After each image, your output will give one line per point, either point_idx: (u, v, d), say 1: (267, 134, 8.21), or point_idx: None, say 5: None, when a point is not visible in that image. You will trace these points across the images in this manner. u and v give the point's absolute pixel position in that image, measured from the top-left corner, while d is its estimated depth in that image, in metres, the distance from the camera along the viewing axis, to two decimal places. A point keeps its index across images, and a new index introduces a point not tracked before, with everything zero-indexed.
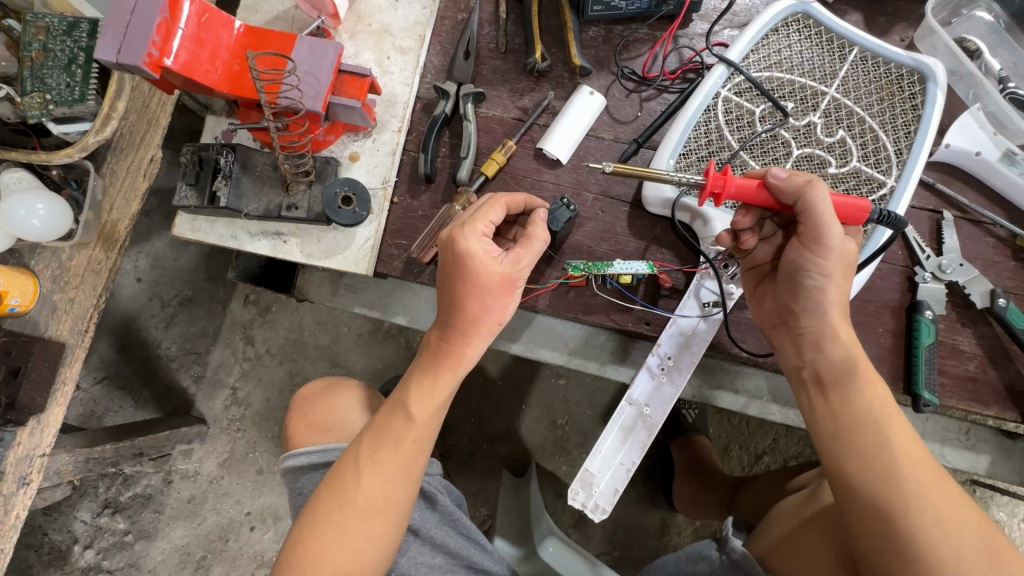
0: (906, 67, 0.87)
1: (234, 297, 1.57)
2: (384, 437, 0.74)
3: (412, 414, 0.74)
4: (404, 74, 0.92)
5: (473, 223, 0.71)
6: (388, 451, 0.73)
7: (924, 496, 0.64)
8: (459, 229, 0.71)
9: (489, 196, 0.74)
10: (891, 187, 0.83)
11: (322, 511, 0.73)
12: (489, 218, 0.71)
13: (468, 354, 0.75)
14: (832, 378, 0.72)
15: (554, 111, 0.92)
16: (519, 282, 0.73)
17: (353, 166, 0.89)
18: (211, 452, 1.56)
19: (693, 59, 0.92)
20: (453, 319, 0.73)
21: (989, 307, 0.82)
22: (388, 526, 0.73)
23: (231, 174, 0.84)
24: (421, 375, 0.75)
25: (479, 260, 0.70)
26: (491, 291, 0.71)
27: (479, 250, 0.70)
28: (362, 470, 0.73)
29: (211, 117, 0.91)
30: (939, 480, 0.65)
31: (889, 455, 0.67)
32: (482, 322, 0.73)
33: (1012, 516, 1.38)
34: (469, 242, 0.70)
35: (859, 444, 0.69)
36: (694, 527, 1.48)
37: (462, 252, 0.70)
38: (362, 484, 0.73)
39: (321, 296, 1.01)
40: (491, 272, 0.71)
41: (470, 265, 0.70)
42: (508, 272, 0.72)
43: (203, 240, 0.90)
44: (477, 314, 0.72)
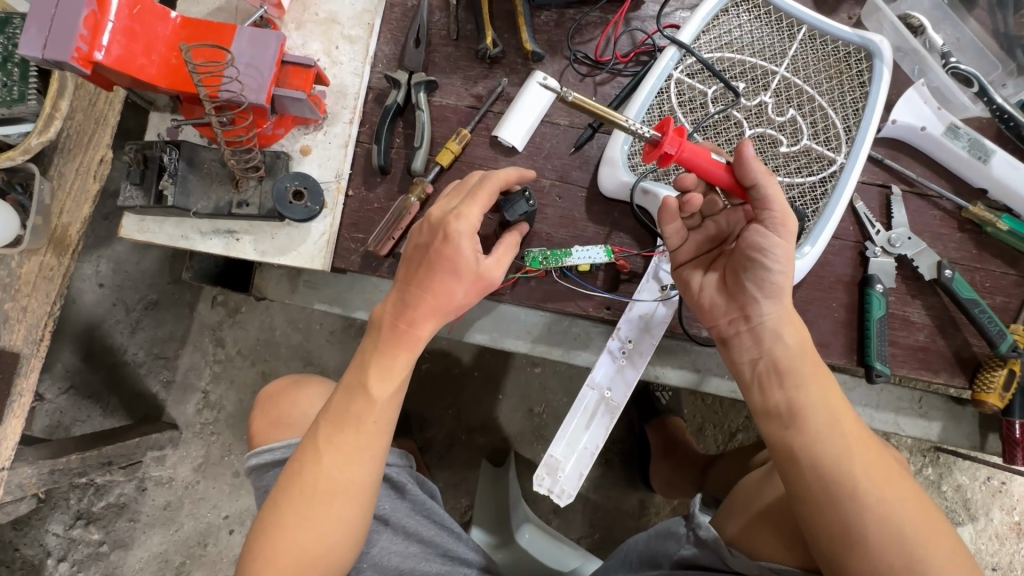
0: (854, 45, 0.88)
1: (201, 300, 1.53)
2: (344, 419, 0.71)
3: (372, 393, 0.72)
4: (354, 64, 0.90)
5: (467, 221, 0.68)
6: (348, 434, 0.71)
7: (871, 487, 0.65)
8: (454, 221, 0.68)
9: (489, 184, 0.71)
10: (840, 164, 0.85)
11: (284, 498, 0.71)
12: (481, 212, 0.70)
13: (422, 335, 0.72)
14: (788, 370, 0.72)
15: (508, 98, 0.91)
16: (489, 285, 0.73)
17: (305, 160, 0.87)
18: (185, 457, 1.53)
19: (645, 42, 0.92)
20: (411, 297, 0.71)
21: (937, 278, 0.84)
22: (353, 505, 0.71)
23: (176, 172, 0.82)
24: (377, 356, 0.72)
25: (464, 258, 0.69)
26: (464, 286, 0.70)
27: (467, 250, 0.69)
28: (321, 454, 0.71)
29: (155, 114, 0.88)
30: (882, 466, 0.67)
31: (835, 448, 0.68)
32: (449, 310, 0.72)
33: (975, 479, 1.43)
34: (461, 238, 0.68)
35: (807, 435, 0.69)
36: (672, 506, 1.50)
37: (450, 244, 0.68)
38: (321, 468, 0.70)
39: (280, 294, 0.99)
40: (470, 271, 0.69)
41: (455, 261, 0.68)
42: (485, 274, 0.71)
43: (152, 241, 0.87)
44: (444, 301, 0.70)
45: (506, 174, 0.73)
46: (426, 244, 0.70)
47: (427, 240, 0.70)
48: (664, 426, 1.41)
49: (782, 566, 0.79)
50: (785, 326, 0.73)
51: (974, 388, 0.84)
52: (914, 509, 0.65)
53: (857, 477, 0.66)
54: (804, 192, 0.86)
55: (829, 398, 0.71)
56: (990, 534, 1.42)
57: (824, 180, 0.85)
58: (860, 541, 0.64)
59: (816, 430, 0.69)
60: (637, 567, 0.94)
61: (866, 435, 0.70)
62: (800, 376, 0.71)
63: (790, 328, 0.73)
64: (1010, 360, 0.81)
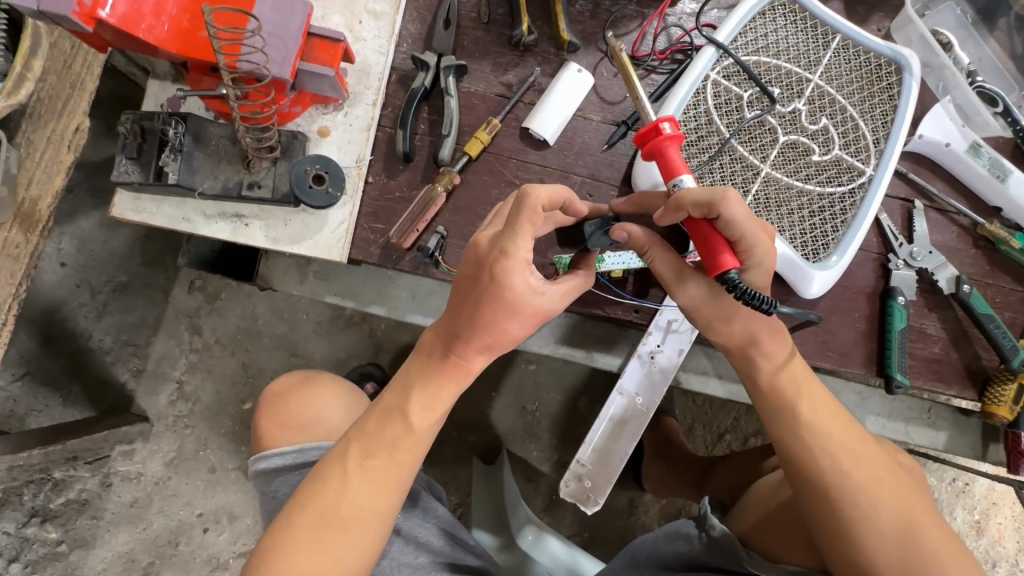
0: (885, 57, 0.88)
1: (177, 283, 1.40)
2: (377, 444, 0.67)
3: (411, 422, 0.67)
4: (378, 41, 0.84)
5: (516, 256, 0.57)
6: (380, 459, 0.67)
7: (855, 480, 0.65)
8: (503, 259, 0.57)
9: (529, 204, 0.55)
10: (869, 176, 0.85)
11: (299, 519, 0.66)
12: (532, 244, 0.57)
13: (474, 367, 0.66)
14: (778, 388, 0.70)
15: (539, 88, 0.87)
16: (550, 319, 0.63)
17: (323, 142, 0.81)
18: (156, 452, 1.40)
19: (681, 39, 0.89)
20: (462, 328, 0.62)
21: (954, 292, 0.85)
22: (372, 536, 0.67)
23: (181, 147, 0.75)
24: (422, 382, 0.67)
25: (516, 294, 0.59)
26: (520, 322, 0.61)
27: (520, 285, 0.58)
28: (349, 478, 0.66)
29: (154, 82, 0.80)
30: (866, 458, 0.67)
31: (838, 466, 0.66)
32: (502, 345, 0.64)
33: (941, 480, 1.46)
34: (512, 276, 0.58)
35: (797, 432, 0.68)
36: (661, 506, 1.46)
37: (498, 281, 0.58)
38: (347, 493, 0.66)
39: (287, 284, 0.96)
40: (528, 308, 0.60)
41: (504, 297, 0.59)
42: (545, 311, 0.61)
43: (150, 222, 0.80)
44: (497, 339, 0.62)
45: (546, 189, 0.58)
46: (471, 276, 0.60)
47: (473, 272, 0.60)
48: (659, 425, 1.38)
49: (799, 568, 0.78)
50: (776, 345, 0.69)
51: (983, 401, 0.87)
52: (917, 515, 0.64)
53: (857, 494, 0.65)
54: (834, 202, 0.85)
55: (821, 411, 0.69)
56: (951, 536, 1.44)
57: (854, 191, 0.85)
58: (861, 553, 0.64)
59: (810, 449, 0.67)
60: (647, 569, 0.91)
61: (864, 445, 0.68)
62: (792, 394, 0.69)
63: (776, 346, 0.69)
64: (1019, 375, 0.84)
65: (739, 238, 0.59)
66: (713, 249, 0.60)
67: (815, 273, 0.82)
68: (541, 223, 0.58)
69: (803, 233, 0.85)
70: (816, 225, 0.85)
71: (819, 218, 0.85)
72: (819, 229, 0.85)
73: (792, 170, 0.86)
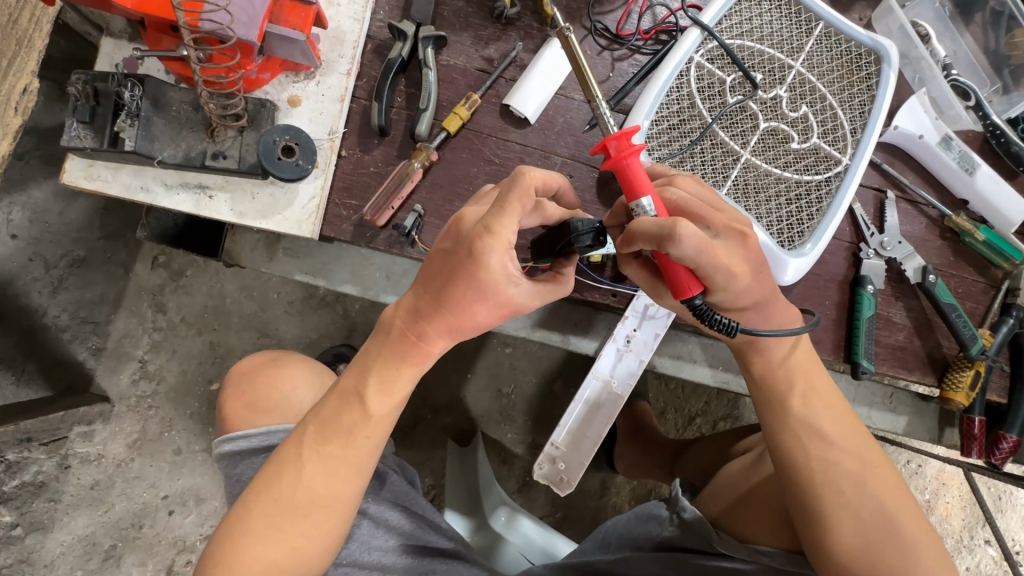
0: (865, 47, 0.88)
1: (139, 259, 1.34)
2: (334, 431, 0.65)
3: (370, 408, 0.65)
4: (353, 7, 0.80)
5: (498, 236, 0.56)
6: (336, 445, 0.65)
7: (837, 468, 0.68)
8: (485, 237, 0.56)
9: (521, 184, 0.55)
10: (845, 165, 0.85)
11: (254, 507, 0.64)
12: (517, 225, 0.56)
13: (434, 352, 0.64)
14: (771, 377, 0.72)
15: (521, 64, 0.84)
16: (521, 311, 0.61)
17: (293, 112, 0.77)
18: (117, 433, 1.35)
19: (666, 20, 0.88)
20: (433, 312, 0.60)
21: (921, 282, 0.87)
22: (329, 522, 0.66)
23: (139, 112, 0.70)
24: (381, 365, 0.64)
25: (492, 276, 0.57)
26: (489, 308, 0.59)
27: (497, 268, 0.57)
28: (304, 464, 0.65)
29: (109, 41, 0.75)
30: (853, 447, 0.70)
31: (824, 450, 0.69)
32: (467, 330, 0.62)
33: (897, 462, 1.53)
34: (489, 257, 0.56)
35: (789, 417, 0.71)
36: (632, 487, 1.49)
37: (477, 261, 0.56)
38: (303, 479, 0.65)
39: (255, 261, 0.91)
40: (498, 293, 0.58)
41: (478, 279, 0.57)
42: (515, 300, 0.59)
43: (104, 191, 0.75)
44: (462, 322, 0.60)
45: (542, 173, 0.58)
46: (448, 251, 0.58)
47: (451, 247, 0.58)
48: (632, 410, 1.39)
49: (769, 548, 0.80)
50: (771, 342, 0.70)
51: (942, 386, 0.90)
52: (895, 507, 0.67)
53: (837, 481, 0.68)
54: (810, 189, 0.86)
55: (815, 402, 0.71)
56: None
57: (829, 180, 0.86)
58: (832, 536, 0.66)
59: (797, 436, 0.70)
60: (617, 549, 0.93)
61: (855, 437, 0.70)
62: (785, 383, 0.72)
63: (776, 342, 0.70)
64: (976, 363, 0.87)
65: (695, 266, 0.57)
66: (673, 275, 0.59)
67: (790, 260, 0.83)
68: (532, 205, 0.57)
69: (779, 220, 0.85)
70: (792, 212, 0.86)
71: (796, 205, 0.86)
72: (795, 216, 0.86)
73: (771, 157, 0.86)
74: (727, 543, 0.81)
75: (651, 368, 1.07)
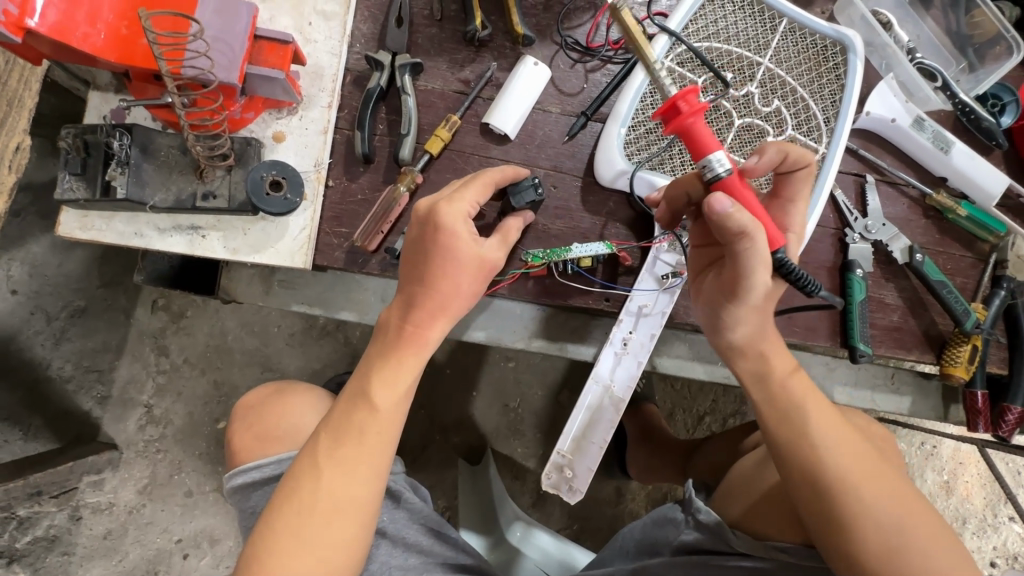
0: (829, 38, 0.90)
1: (139, 304, 1.36)
2: (346, 432, 0.65)
3: (376, 404, 0.66)
4: (330, 43, 0.83)
5: (459, 201, 0.66)
6: (351, 448, 0.65)
7: (851, 469, 0.65)
8: (446, 204, 0.65)
9: (481, 172, 0.70)
10: (822, 154, 0.87)
11: (278, 520, 0.63)
12: (477, 197, 0.67)
13: (428, 337, 0.67)
14: (775, 385, 0.71)
15: (497, 83, 0.87)
16: (493, 271, 0.69)
17: (279, 147, 0.79)
18: (127, 480, 1.35)
19: (635, 29, 0.91)
20: (418, 294, 0.66)
21: (908, 261, 0.89)
22: (353, 530, 0.64)
23: (129, 160, 0.72)
24: (384, 367, 0.67)
25: (461, 240, 0.65)
26: (468, 274, 0.66)
27: (463, 230, 0.65)
28: (321, 472, 0.64)
29: (96, 94, 0.77)
30: (860, 448, 0.67)
31: (834, 450, 0.66)
32: (450, 304, 0.67)
33: (911, 445, 1.54)
34: (453, 221, 0.65)
35: (795, 417, 0.69)
36: (647, 492, 1.48)
37: (444, 229, 0.64)
38: (322, 486, 0.63)
39: (252, 296, 0.91)
40: (469, 252, 0.65)
41: (452, 246, 0.65)
42: (487, 257, 0.67)
43: (99, 240, 0.77)
44: (447, 293, 0.66)
45: (496, 170, 0.73)
46: (418, 235, 0.66)
47: (419, 232, 0.66)
48: (640, 413, 1.39)
49: (790, 543, 0.80)
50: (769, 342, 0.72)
51: (941, 363, 0.90)
52: (913, 510, 0.63)
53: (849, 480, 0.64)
54: None
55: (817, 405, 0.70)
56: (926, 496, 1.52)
57: (807, 170, 0.87)
58: (849, 534, 0.63)
59: (808, 444, 0.67)
60: (636, 555, 0.93)
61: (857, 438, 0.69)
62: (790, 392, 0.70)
63: (775, 349, 0.72)
64: (972, 336, 0.88)
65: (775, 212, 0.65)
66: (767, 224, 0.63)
67: None
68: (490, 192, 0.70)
69: None
70: None
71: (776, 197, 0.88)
72: None
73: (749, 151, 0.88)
74: (746, 540, 0.81)
75: (653, 368, 1.08)
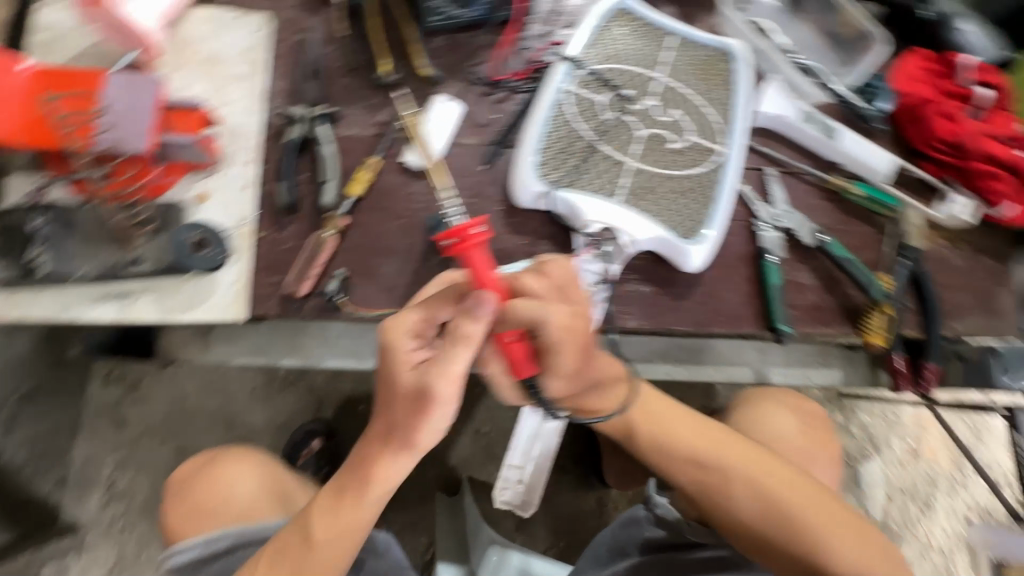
0: (716, 50, 0.99)
1: (91, 378, 1.35)
2: (324, 520, 0.69)
3: (351, 496, 0.68)
4: (245, 103, 0.86)
5: (397, 343, 0.61)
6: (327, 531, 0.69)
7: (703, 465, 0.78)
8: (433, 370, 0.58)
9: (418, 317, 0.61)
10: (723, 154, 0.94)
11: None
12: (410, 345, 0.61)
13: (416, 443, 0.64)
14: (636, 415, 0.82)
15: (413, 122, 0.91)
16: (440, 403, 0.60)
17: (202, 207, 0.82)
18: (94, 562, 1.31)
19: (536, 60, 0.96)
20: (391, 426, 0.63)
21: (815, 242, 0.96)
22: None
23: (50, 238, 0.74)
24: (363, 459, 0.68)
25: (400, 384, 0.61)
26: (432, 416, 0.60)
27: (403, 371, 0.61)
28: (299, 550, 0.70)
29: (13, 177, 0.78)
30: (714, 446, 0.79)
31: (688, 455, 0.79)
32: (417, 431, 0.63)
33: (872, 415, 1.62)
34: (393, 363, 0.61)
35: (650, 439, 0.81)
36: (629, 499, 1.50)
37: (386, 370, 0.61)
38: (305, 564, 0.69)
39: (192, 353, 0.92)
40: (403, 385, 0.61)
41: (397, 390, 0.61)
42: (439, 399, 0.59)
43: (27, 321, 0.76)
44: (408, 426, 0.62)
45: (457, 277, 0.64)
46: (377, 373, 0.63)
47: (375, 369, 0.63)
48: None
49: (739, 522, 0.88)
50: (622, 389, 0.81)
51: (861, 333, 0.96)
52: (766, 478, 0.76)
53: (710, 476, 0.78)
54: (698, 181, 0.93)
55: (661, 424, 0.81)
56: (897, 462, 1.60)
57: (713, 170, 0.93)
58: (728, 513, 0.76)
59: (712, 482, 0.78)
60: (609, 558, 0.93)
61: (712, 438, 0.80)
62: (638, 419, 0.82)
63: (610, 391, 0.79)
64: (883, 304, 0.94)
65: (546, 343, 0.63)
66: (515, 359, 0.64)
67: (691, 249, 0.88)
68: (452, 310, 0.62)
69: (679, 214, 0.90)
70: (686, 204, 0.91)
71: (689, 199, 0.92)
72: (691, 208, 0.91)
73: (658, 159, 0.92)
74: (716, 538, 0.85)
75: None
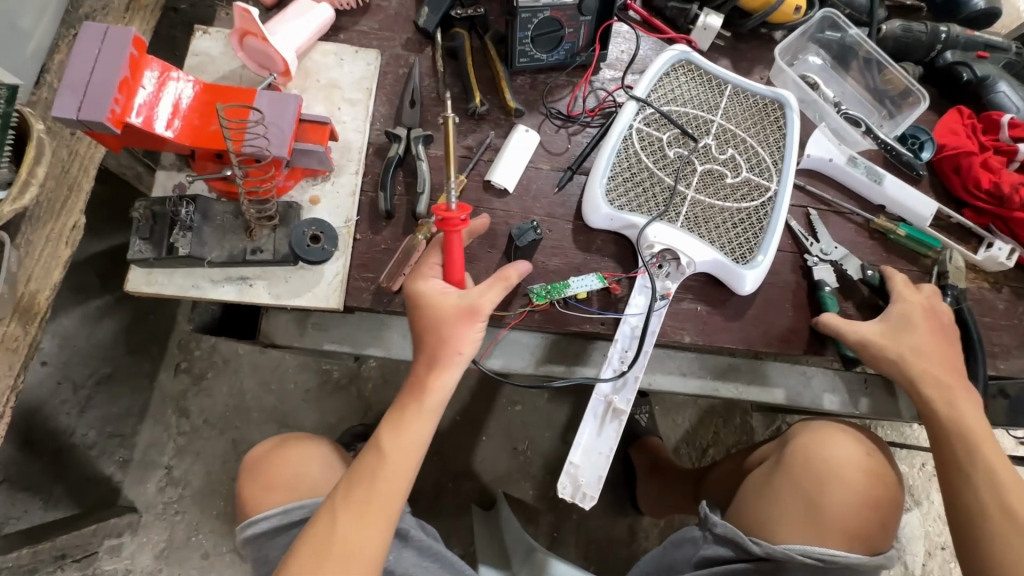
0: (769, 98, 1.08)
1: (163, 368, 1.46)
2: (358, 481, 0.78)
3: (384, 448, 0.79)
4: (356, 123, 1.00)
5: (425, 270, 0.83)
6: (359, 493, 0.77)
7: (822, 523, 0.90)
8: (474, 292, 0.80)
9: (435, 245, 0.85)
10: (774, 190, 1.02)
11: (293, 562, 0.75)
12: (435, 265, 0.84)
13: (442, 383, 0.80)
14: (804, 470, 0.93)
15: (495, 147, 1.03)
16: (480, 312, 0.80)
17: (314, 208, 0.94)
18: (145, 544, 1.38)
19: (607, 99, 1.09)
20: (428, 355, 0.80)
21: (862, 276, 1.02)
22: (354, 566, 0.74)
23: (192, 225, 0.86)
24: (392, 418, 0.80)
25: (442, 303, 0.80)
26: (466, 329, 0.79)
27: (438, 293, 0.80)
28: (337, 514, 0.76)
29: (161, 172, 0.92)
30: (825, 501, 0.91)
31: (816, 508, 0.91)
32: (455, 355, 0.80)
33: (913, 467, 1.60)
34: (429, 284, 0.81)
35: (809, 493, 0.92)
36: (660, 528, 1.51)
37: (423, 301, 0.80)
38: (336, 532, 0.75)
39: (288, 338, 1.01)
40: (449, 306, 0.79)
41: (437, 309, 0.79)
42: (477, 305, 0.79)
43: (160, 293, 0.88)
44: (448, 348, 0.79)
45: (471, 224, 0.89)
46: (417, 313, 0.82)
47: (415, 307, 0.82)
48: (646, 445, 1.45)
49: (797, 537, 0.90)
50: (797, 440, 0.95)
51: None
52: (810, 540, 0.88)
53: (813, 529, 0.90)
54: (749, 213, 1.01)
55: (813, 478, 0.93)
56: (935, 515, 1.58)
57: (764, 204, 1.02)
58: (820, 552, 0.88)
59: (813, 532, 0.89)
60: None
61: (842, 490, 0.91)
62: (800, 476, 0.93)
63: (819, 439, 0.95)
64: None
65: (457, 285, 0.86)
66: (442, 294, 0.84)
67: (745, 272, 0.97)
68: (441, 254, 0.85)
69: (732, 241, 1.00)
70: (740, 233, 1.00)
71: (740, 229, 1.00)
72: (743, 236, 1.00)
73: (713, 191, 1.02)
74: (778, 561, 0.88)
75: None
